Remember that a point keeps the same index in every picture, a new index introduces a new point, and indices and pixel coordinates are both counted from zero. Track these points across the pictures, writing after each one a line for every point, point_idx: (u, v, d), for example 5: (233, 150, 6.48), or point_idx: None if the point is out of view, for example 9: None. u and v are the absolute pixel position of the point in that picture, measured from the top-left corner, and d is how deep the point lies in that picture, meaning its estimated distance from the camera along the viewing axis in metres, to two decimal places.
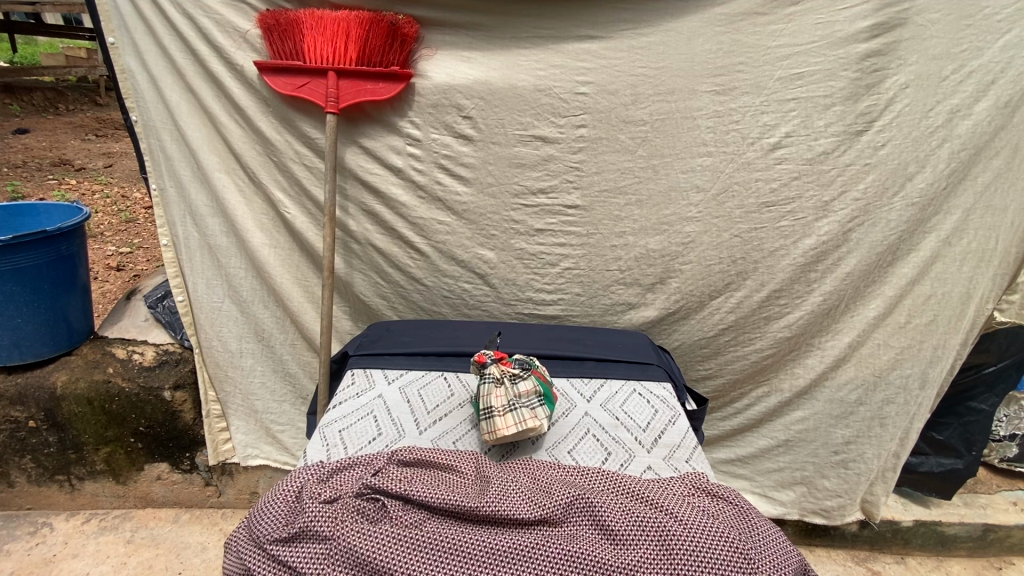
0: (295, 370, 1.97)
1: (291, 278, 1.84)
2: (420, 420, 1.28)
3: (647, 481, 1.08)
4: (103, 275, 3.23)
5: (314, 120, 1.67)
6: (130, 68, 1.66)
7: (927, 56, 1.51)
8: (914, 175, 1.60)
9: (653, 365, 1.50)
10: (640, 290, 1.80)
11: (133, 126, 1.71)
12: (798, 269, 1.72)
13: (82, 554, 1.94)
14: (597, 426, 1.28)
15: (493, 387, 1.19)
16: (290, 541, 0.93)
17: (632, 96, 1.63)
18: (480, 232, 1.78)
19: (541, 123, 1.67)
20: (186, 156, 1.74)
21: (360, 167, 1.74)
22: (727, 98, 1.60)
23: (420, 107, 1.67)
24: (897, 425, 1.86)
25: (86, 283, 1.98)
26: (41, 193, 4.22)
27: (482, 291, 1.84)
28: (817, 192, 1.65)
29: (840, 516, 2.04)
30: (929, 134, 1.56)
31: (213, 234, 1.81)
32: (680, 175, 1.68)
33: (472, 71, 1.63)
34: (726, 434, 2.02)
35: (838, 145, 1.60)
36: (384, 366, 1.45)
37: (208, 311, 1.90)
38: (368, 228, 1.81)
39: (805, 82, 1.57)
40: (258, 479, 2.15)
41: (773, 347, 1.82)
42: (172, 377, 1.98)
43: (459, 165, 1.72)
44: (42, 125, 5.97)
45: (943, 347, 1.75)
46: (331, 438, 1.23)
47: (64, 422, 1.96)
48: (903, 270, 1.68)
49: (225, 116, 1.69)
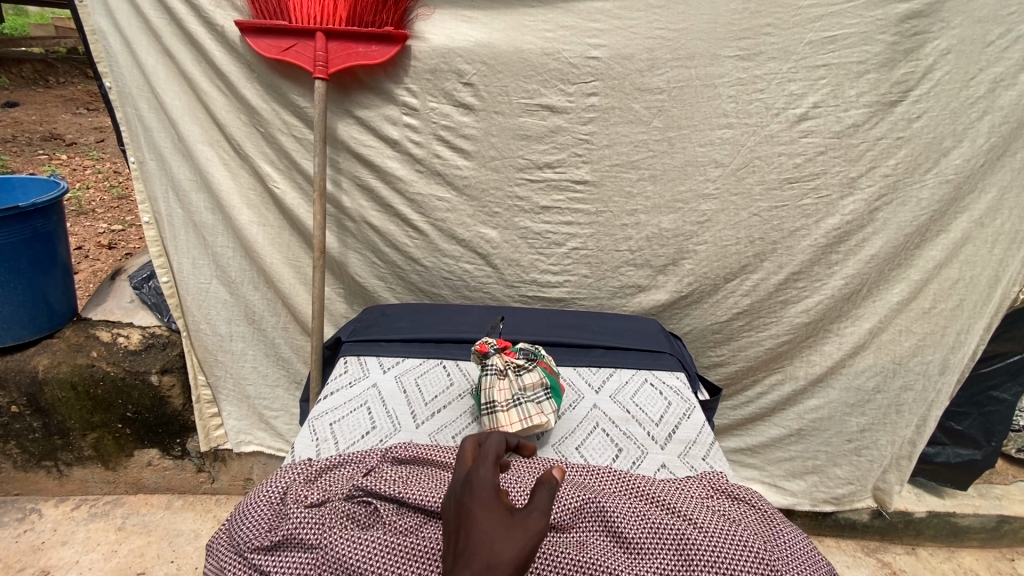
0: (288, 354, 1.89)
1: (282, 258, 1.74)
2: (416, 413, 1.19)
3: (662, 482, 1.01)
4: (95, 253, 3.15)
5: (301, 87, 1.55)
6: (100, 29, 1.52)
7: (971, 18, 1.38)
8: (949, 150, 1.48)
9: (664, 354, 1.41)
10: (651, 272, 1.70)
11: (106, 92, 1.58)
12: (818, 250, 1.61)
13: (72, 541, 1.89)
14: (607, 420, 1.20)
15: (496, 379, 1.10)
16: (273, 549, 0.85)
17: (648, 61, 1.50)
18: (483, 209, 1.67)
19: (548, 90, 1.54)
20: (165, 127, 1.62)
21: (352, 139, 1.62)
22: (752, 64, 1.48)
23: (416, 72, 1.54)
24: (915, 412, 1.78)
25: (67, 262, 1.88)
26: (31, 167, 4.09)
27: (484, 272, 1.74)
28: (843, 168, 1.53)
29: (850, 502, 1.98)
30: (969, 106, 1.44)
31: (196, 210, 1.70)
32: (698, 149, 1.56)
33: (473, 33, 1.51)
34: (736, 422, 1.95)
35: (869, 117, 1.48)
36: (379, 354, 1.36)
37: (195, 293, 1.80)
38: (362, 204, 1.69)
39: (838, 46, 1.44)
40: (252, 466, 2.08)
41: (789, 333, 1.73)
42: (159, 361, 1.88)
43: (459, 136, 1.60)
44: (30, 99, 5.79)
45: (968, 334, 1.66)
46: (321, 431, 1.13)
47: (48, 406, 1.87)
48: (932, 252, 1.58)
49: (205, 81, 1.56)
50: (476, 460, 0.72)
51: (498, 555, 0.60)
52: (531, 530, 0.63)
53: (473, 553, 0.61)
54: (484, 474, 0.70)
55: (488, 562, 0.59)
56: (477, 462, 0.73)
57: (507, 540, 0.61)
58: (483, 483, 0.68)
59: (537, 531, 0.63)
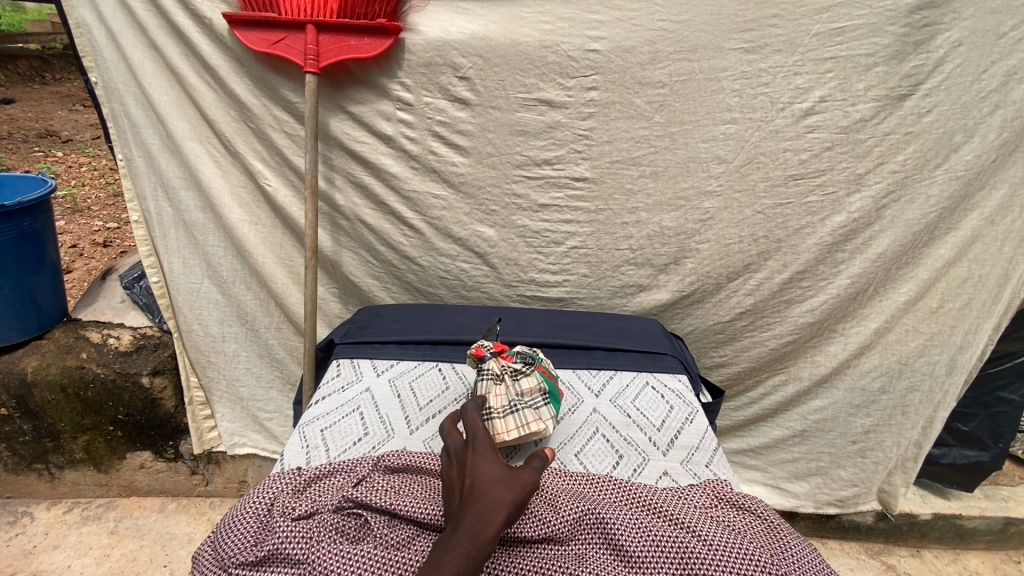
0: (281, 355, 1.85)
1: (274, 257, 1.70)
2: (411, 418, 1.15)
3: (664, 491, 0.97)
4: (90, 251, 3.11)
5: (292, 82, 1.51)
6: (85, 22, 1.48)
7: (984, 9, 1.33)
8: (960, 146, 1.44)
9: (666, 356, 1.37)
10: (652, 271, 1.66)
11: (92, 88, 1.54)
12: (824, 248, 1.57)
13: (63, 545, 1.86)
14: (607, 425, 1.16)
15: (492, 384, 1.07)
16: (258, 565, 0.81)
17: (650, 54, 1.46)
18: (479, 207, 1.63)
19: (547, 85, 1.50)
20: (154, 123, 1.58)
21: (345, 135, 1.58)
22: (757, 56, 1.43)
23: (410, 66, 1.50)
24: (921, 413, 1.74)
25: (56, 262, 1.84)
26: (26, 165, 4.05)
27: (481, 271, 1.70)
28: (850, 164, 1.49)
29: (854, 504, 1.95)
30: (980, 100, 1.39)
31: (186, 209, 1.66)
32: (701, 144, 1.52)
33: (469, 25, 1.46)
34: (738, 423, 1.91)
35: (877, 111, 1.44)
36: (373, 356, 1.32)
37: (186, 293, 1.76)
38: (356, 201, 1.65)
39: (846, 38, 1.40)
40: (246, 468, 2.04)
41: (793, 333, 1.69)
42: (150, 362, 1.85)
43: (454, 132, 1.56)
44: (26, 96, 5.74)
45: (976, 333, 1.62)
46: (312, 438, 1.10)
47: (38, 409, 1.84)
48: (941, 250, 1.54)
49: (193, 76, 1.52)
50: (473, 427, 0.89)
51: (503, 494, 0.78)
52: (524, 478, 0.83)
53: (481, 494, 0.78)
54: (483, 438, 0.88)
55: (496, 499, 0.77)
56: (472, 429, 0.90)
57: (508, 482, 0.80)
58: (482, 444, 0.87)
59: (528, 479, 0.83)
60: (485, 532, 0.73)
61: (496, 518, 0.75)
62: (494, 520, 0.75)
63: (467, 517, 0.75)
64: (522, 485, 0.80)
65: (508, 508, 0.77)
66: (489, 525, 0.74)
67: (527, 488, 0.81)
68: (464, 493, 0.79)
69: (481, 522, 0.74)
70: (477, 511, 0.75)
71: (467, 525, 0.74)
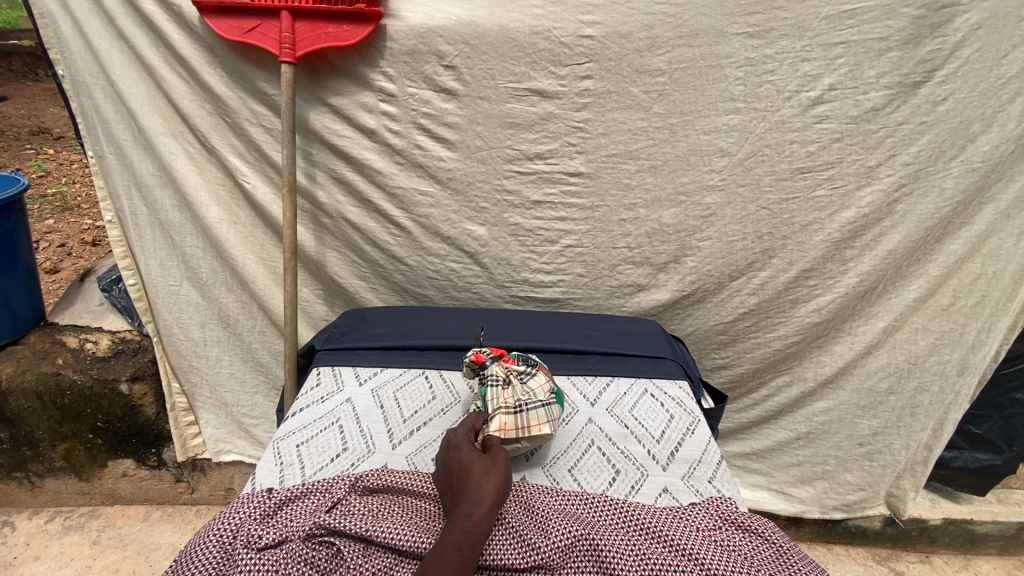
0: (265, 359, 1.78)
1: (255, 257, 1.63)
2: (393, 432, 1.08)
3: (665, 513, 0.89)
4: (79, 251, 3.04)
5: (268, 72, 1.43)
6: (50, 12, 1.40)
7: None
8: (977, 136, 1.35)
9: (665, 360, 1.30)
10: (650, 270, 1.59)
11: (59, 81, 1.46)
12: (832, 245, 1.49)
13: (44, 556, 1.80)
14: (604, 438, 1.09)
15: (498, 390, 1.00)
16: None
17: (648, 39, 1.38)
18: (469, 204, 1.56)
19: (539, 73, 1.42)
20: (125, 118, 1.50)
21: (325, 128, 1.50)
22: (762, 42, 1.35)
23: (393, 54, 1.42)
24: (931, 415, 1.67)
25: (31, 265, 1.77)
26: (17, 163, 3.97)
27: (471, 271, 1.62)
28: (859, 156, 1.42)
29: (861, 509, 1.88)
30: (999, 87, 1.31)
31: (162, 207, 1.59)
32: (702, 136, 1.44)
33: (454, 10, 1.38)
34: (741, 426, 1.84)
35: (889, 100, 1.36)
36: (355, 364, 1.25)
37: (164, 294, 1.69)
38: (339, 198, 1.57)
39: (857, 21, 1.32)
40: (233, 475, 1.97)
41: (799, 333, 1.61)
42: (129, 368, 1.78)
43: (441, 125, 1.48)
44: (20, 92, 5.67)
45: (990, 333, 1.54)
46: (286, 455, 1.02)
47: (14, 417, 1.77)
48: (954, 246, 1.46)
49: (164, 67, 1.44)
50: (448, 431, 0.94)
51: (485, 477, 0.82)
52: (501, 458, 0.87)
53: (467, 483, 0.82)
54: (458, 434, 0.93)
55: (480, 482, 0.81)
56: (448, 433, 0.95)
57: (487, 466, 0.84)
58: (458, 439, 0.91)
59: (503, 459, 0.87)
60: (479, 511, 0.77)
61: (486, 499, 0.78)
62: (485, 500, 0.78)
63: (460, 505, 0.78)
64: (500, 468, 0.84)
65: (494, 488, 0.80)
66: (481, 504, 0.77)
67: (506, 468, 0.85)
68: (453, 487, 0.83)
69: (473, 505, 0.78)
70: (467, 497, 0.79)
71: (462, 509, 0.77)
